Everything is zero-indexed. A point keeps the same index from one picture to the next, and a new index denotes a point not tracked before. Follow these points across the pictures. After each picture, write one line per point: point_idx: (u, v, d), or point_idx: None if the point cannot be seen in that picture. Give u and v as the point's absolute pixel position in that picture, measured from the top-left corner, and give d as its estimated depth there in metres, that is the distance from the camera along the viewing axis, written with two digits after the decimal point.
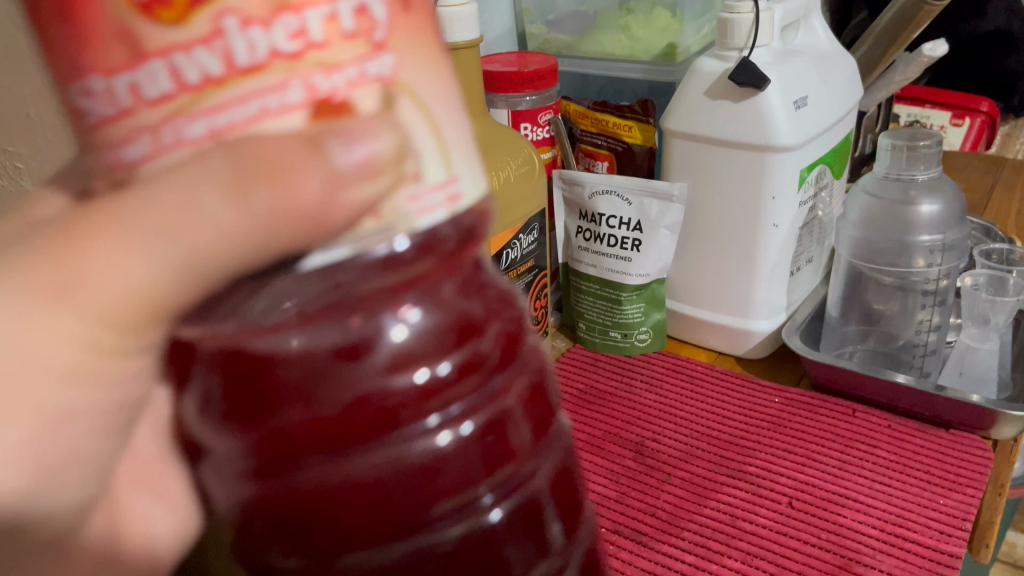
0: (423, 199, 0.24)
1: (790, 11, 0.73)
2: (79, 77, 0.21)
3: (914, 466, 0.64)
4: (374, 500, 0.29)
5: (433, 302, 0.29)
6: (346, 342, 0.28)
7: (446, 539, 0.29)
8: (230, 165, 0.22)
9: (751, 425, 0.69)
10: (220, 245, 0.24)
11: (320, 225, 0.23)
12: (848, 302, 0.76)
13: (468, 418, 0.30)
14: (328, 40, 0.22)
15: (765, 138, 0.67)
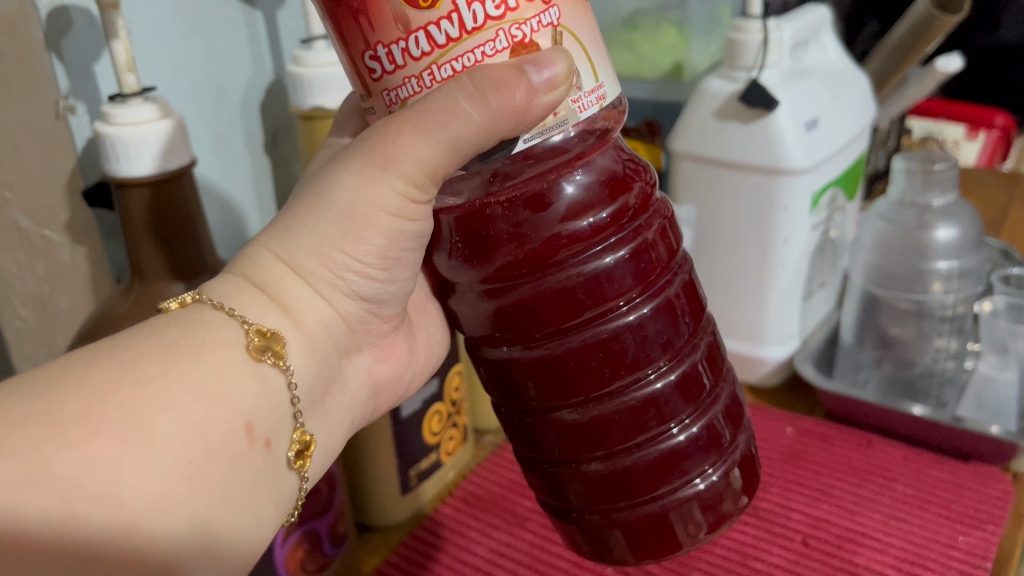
0: (581, 99, 0.36)
1: (800, 30, 0.70)
2: (370, 46, 0.34)
3: (932, 500, 0.61)
4: (571, 302, 0.40)
5: (592, 169, 0.41)
6: (545, 198, 0.40)
7: (624, 324, 0.41)
8: (475, 80, 0.34)
9: (763, 458, 0.67)
10: (478, 127, 0.34)
11: (529, 115, 0.34)
12: (862, 328, 0.74)
13: (625, 246, 0.41)
14: (519, 5, 0.34)
15: (775, 160, 0.65)
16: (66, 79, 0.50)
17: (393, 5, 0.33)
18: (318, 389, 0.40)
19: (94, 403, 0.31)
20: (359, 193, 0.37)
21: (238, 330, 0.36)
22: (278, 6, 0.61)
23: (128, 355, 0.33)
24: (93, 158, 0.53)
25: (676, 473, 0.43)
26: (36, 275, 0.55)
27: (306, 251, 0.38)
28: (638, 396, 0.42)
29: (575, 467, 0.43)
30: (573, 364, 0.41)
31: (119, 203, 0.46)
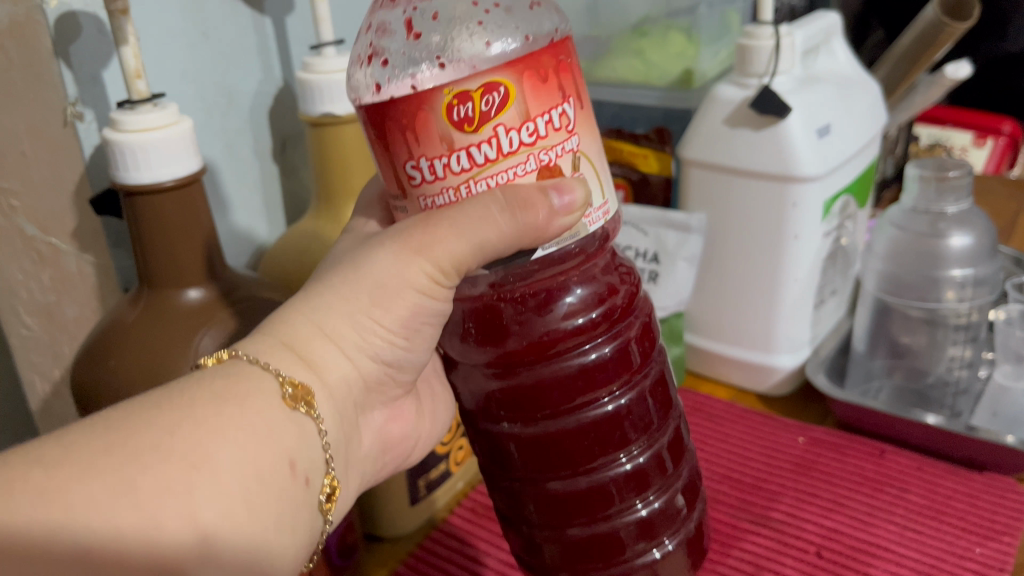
0: (591, 215, 0.39)
1: (811, 36, 0.70)
2: (413, 157, 0.37)
3: (947, 511, 0.60)
4: (563, 389, 0.45)
5: (591, 281, 0.45)
6: (549, 304, 0.44)
7: (605, 412, 0.46)
8: (504, 196, 0.37)
9: (774, 468, 0.66)
10: (503, 237, 0.37)
11: (546, 233, 0.38)
12: (874, 337, 0.74)
13: (609, 344, 0.46)
14: (549, 132, 0.37)
15: (787, 168, 0.65)
16: (75, 86, 0.49)
17: (439, 126, 0.36)
18: (342, 444, 0.41)
19: (164, 434, 0.32)
20: (392, 269, 0.39)
21: (273, 382, 0.37)
22: (287, 11, 0.60)
23: (186, 396, 0.34)
24: (102, 165, 0.52)
25: (640, 545, 0.47)
26: (43, 283, 0.55)
27: (336, 319, 0.39)
28: (610, 476, 0.46)
29: (550, 531, 0.48)
30: (563, 442, 0.46)
31: (127, 210, 0.46)
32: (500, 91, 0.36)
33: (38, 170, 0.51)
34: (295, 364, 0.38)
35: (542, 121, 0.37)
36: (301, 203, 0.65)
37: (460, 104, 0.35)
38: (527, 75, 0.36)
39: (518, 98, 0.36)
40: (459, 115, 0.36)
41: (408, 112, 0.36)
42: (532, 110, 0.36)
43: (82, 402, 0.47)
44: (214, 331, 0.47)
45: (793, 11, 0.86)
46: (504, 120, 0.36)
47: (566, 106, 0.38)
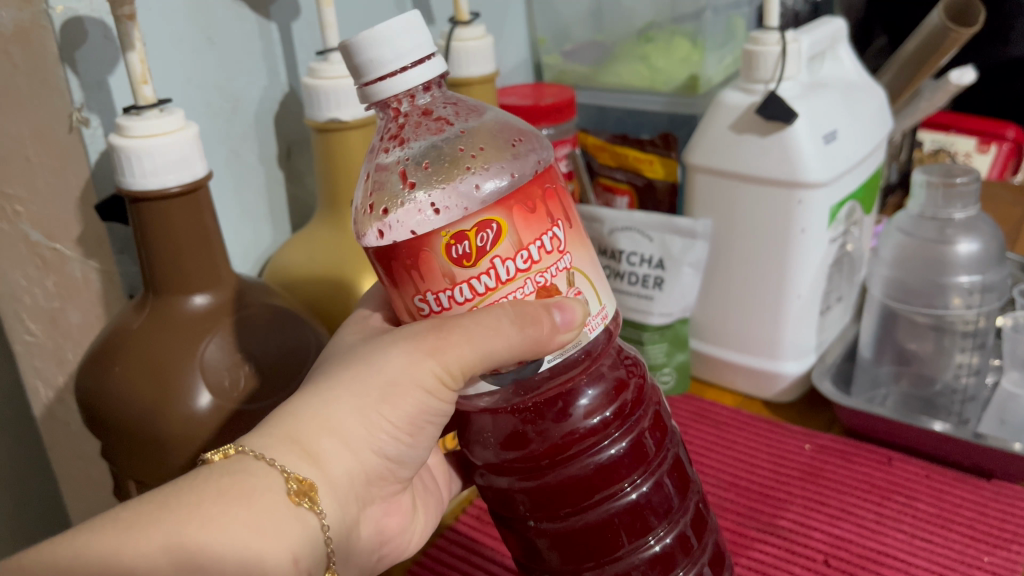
0: (592, 321, 0.40)
1: (817, 42, 0.70)
2: (419, 291, 0.38)
3: (955, 519, 0.60)
4: (588, 485, 0.46)
5: (600, 378, 0.46)
6: (565, 408, 0.45)
7: (628, 501, 0.46)
8: (513, 308, 0.37)
9: (781, 475, 0.66)
10: (512, 347, 0.37)
11: (547, 347, 0.38)
12: (881, 343, 0.74)
13: (625, 438, 0.46)
14: (544, 255, 0.38)
15: (794, 175, 0.64)
16: (81, 91, 0.49)
17: (441, 263, 0.37)
18: (343, 537, 0.40)
19: (169, 539, 0.32)
20: (404, 369, 0.39)
21: (278, 479, 0.36)
22: (294, 17, 0.60)
23: (196, 493, 0.34)
24: (107, 172, 0.51)
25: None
26: (47, 289, 0.55)
27: (345, 413, 0.38)
28: (641, 560, 0.46)
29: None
30: (593, 535, 0.46)
31: (133, 216, 0.46)
32: (494, 227, 0.36)
33: (43, 176, 0.51)
34: (301, 459, 0.37)
35: (536, 247, 0.38)
36: (306, 209, 0.65)
37: (458, 243, 0.36)
38: (517, 210, 0.37)
39: (511, 230, 0.37)
40: (458, 253, 0.36)
41: (410, 252, 0.37)
42: (525, 238, 0.37)
43: (87, 409, 0.47)
44: (220, 337, 0.47)
45: (798, 16, 0.86)
46: (500, 252, 0.37)
47: (556, 230, 0.38)
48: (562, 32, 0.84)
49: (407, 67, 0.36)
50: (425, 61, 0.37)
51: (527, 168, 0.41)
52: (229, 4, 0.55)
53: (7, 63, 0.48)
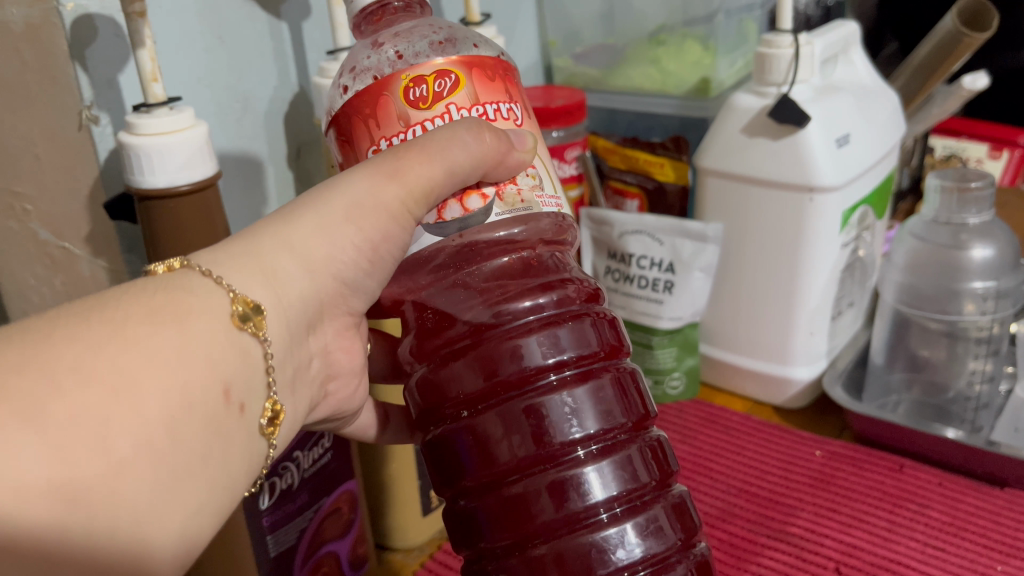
0: (544, 198, 0.41)
1: (829, 46, 0.70)
2: (373, 141, 0.39)
3: (968, 528, 0.59)
4: (510, 369, 0.42)
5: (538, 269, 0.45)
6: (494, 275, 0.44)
7: (554, 400, 0.41)
8: (467, 125, 0.38)
9: (792, 481, 0.65)
10: (469, 156, 0.38)
11: (496, 172, 0.39)
12: (893, 350, 0.73)
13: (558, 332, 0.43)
14: (498, 119, 0.40)
15: (807, 178, 0.64)
16: (90, 89, 0.48)
17: (397, 106, 0.39)
18: (290, 367, 0.38)
19: (86, 355, 0.29)
20: (368, 192, 0.38)
21: (223, 298, 0.34)
22: (305, 17, 0.60)
23: (118, 312, 0.31)
24: (117, 169, 0.51)
25: (604, 563, 0.40)
26: (55, 288, 0.55)
27: (308, 235, 0.38)
28: (567, 476, 0.41)
29: (505, 554, 0.41)
30: (510, 430, 0.41)
31: (141, 213, 0.46)
32: (452, 77, 0.39)
33: (51, 174, 0.51)
34: (252, 280, 0.36)
35: (491, 108, 0.40)
36: None
37: (416, 86, 0.39)
38: (476, 69, 0.40)
39: (468, 84, 0.39)
40: (415, 96, 0.39)
41: (368, 97, 0.39)
42: (481, 96, 0.40)
43: None
44: None
45: (810, 21, 0.86)
46: (455, 101, 0.39)
47: (513, 104, 0.41)
48: (573, 34, 0.83)
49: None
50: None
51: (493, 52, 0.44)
52: (241, 4, 0.55)
53: (16, 59, 0.48)
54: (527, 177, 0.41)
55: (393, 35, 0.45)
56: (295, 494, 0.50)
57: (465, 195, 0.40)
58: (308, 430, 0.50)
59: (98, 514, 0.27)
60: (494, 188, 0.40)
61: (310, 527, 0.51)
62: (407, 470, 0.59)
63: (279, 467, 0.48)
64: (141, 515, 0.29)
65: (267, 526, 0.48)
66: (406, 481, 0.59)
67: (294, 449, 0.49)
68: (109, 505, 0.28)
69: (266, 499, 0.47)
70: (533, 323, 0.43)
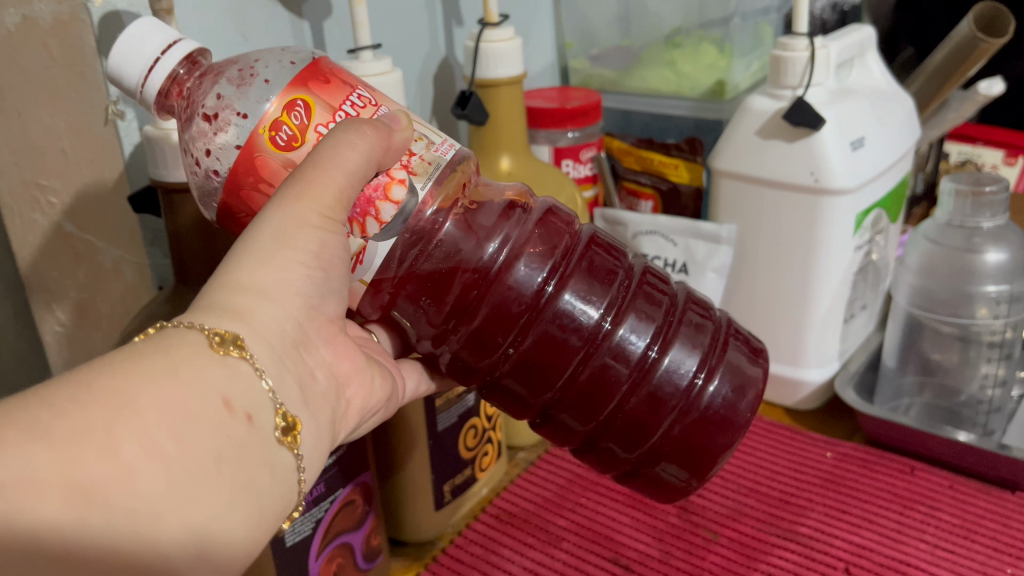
0: (439, 148, 0.41)
1: (845, 49, 0.70)
2: None
3: (978, 531, 0.59)
4: (516, 302, 0.45)
5: (472, 223, 0.46)
6: (458, 250, 0.45)
7: (563, 304, 0.45)
8: (338, 130, 0.37)
9: (801, 482, 0.65)
10: (360, 154, 0.37)
11: (393, 151, 0.39)
12: (905, 352, 0.74)
13: (530, 247, 0.45)
14: (362, 111, 0.40)
15: (820, 181, 0.64)
16: (116, 85, 0.50)
17: (278, 158, 0.38)
18: (294, 384, 0.37)
19: (81, 385, 0.29)
20: (282, 220, 0.36)
21: (199, 335, 0.34)
22: (326, 15, 0.61)
23: (107, 353, 0.32)
24: (141, 165, 0.53)
25: (680, 389, 0.46)
26: (78, 281, 0.56)
27: (249, 269, 0.36)
28: (607, 351, 0.46)
29: (606, 431, 0.47)
30: (547, 345, 0.45)
31: (166, 207, 0.47)
32: (300, 104, 0.38)
33: (76, 168, 0.52)
34: (221, 316, 0.35)
35: (348, 106, 0.39)
36: None
37: (276, 133, 0.38)
38: (312, 83, 0.38)
39: (316, 100, 0.38)
40: (283, 140, 0.38)
41: (245, 167, 0.38)
42: (333, 102, 0.39)
43: None
44: None
45: (826, 25, 0.86)
46: (319, 121, 0.38)
47: (359, 90, 0.40)
48: (589, 37, 0.84)
49: (158, 57, 0.39)
50: (175, 44, 0.40)
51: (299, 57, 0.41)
52: (263, 2, 0.56)
53: (45, 55, 0.49)
54: (416, 143, 0.41)
55: (217, 98, 0.39)
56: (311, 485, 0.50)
57: (388, 190, 0.40)
58: None
59: (115, 514, 0.28)
60: (405, 170, 0.40)
61: (325, 518, 0.52)
62: (422, 465, 0.60)
63: None
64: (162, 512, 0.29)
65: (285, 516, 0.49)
66: (419, 475, 0.60)
67: None
68: (125, 504, 0.28)
69: None
70: (504, 258, 0.45)
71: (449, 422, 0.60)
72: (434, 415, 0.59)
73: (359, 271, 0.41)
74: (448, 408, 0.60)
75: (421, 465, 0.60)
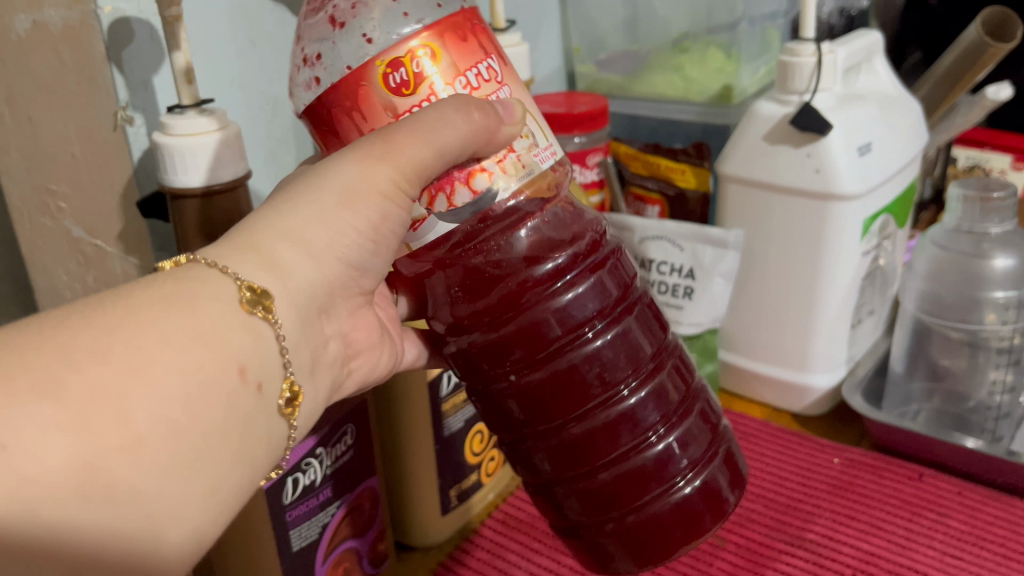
0: (540, 152, 0.42)
1: (853, 54, 0.70)
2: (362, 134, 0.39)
3: (987, 538, 0.59)
4: (550, 328, 0.45)
5: (545, 227, 0.46)
6: (512, 245, 0.45)
7: (593, 349, 0.45)
8: (451, 101, 0.38)
9: (809, 488, 0.65)
10: (458, 135, 0.37)
11: (495, 145, 0.39)
12: (913, 358, 0.73)
13: (583, 283, 0.46)
14: (482, 83, 0.40)
15: (829, 187, 0.64)
16: (126, 90, 0.49)
17: (380, 96, 0.39)
18: (306, 350, 0.39)
19: (101, 337, 0.30)
20: (359, 175, 0.38)
21: (230, 286, 0.35)
22: None
23: (132, 297, 0.32)
24: (150, 170, 0.52)
25: (659, 479, 0.46)
26: (87, 285, 0.56)
27: (304, 219, 0.37)
28: (616, 412, 0.46)
29: (567, 488, 0.47)
30: (557, 384, 0.45)
31: (173, 212, 0.47)
32: (428, 52, 0.39)
33: (87, 172, 0.52)
34: (257, 266, 0.36)
35: (472, 75, 0.40)
36: None
37: (393, 71, 0.38)
38: (449, 37, 0.39)
39: (444, 53, 0.39)
40: (396, 82, 0.38)
41: (348, 90, 0.39)
42: (461, 64, 0.39)
43: None
44: None
45: (833, 30, 0.86)
46: (438, 78, 0.39)
47: (490, 61, 0.41)
48: (597, 42, 0.84)
49: None
50: None
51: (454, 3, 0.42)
52: (273, 8, 0.57)
53: (56, 59, 0.49)
54: (523, 140, 0.41)
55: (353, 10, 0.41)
56: (317, 490, 0.50)
57: (471, 176, 0.40)
58: (331, 428, 0.50)
59: None
60: (497, 164, 0.40)
61: (332, 523, 0.52)
62: (428, 468, 0.59)
63: (302, 463, 0.49)
64: (161, 487, 0.30)
65: (289, 520, 0.49)
66: (426, 480, 0.60)
67: (316, 445, 0.49)
68: (126, 485, 0.29)
69: (289, 495, 0.48)
70: (551, 272, 0.46)
71: (458, 426, 0.60)
72: (444, 420, 0.59)
73: (408, 236, 0.42)
74: (456, 413, 0.60)
75: (428, 469, 0.59)
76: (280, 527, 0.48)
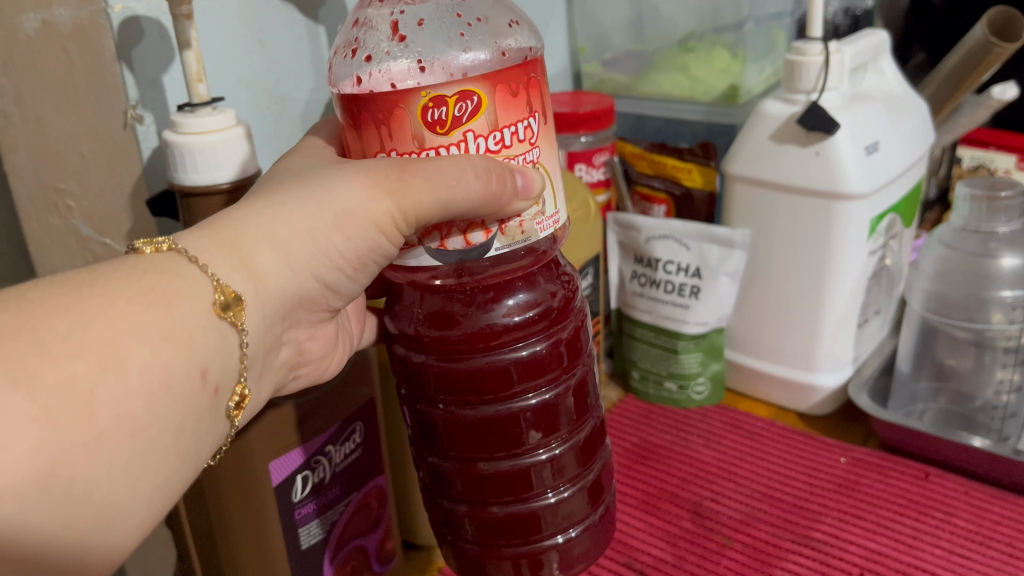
0: (543, 222, 0.42)
1: (859, 54, 0.70)
2: (384, 150, 0.39)
3: (994, 538, 0.59)
4: (497, 377, 0.46)
5: (534, 288, 0.46)
6: (490, 304, 0.45)
7: (528, 405, 0.47)
8: (477, 162, 0.38)
9: (815, 487, 0.65)
10: (469, 199, 0.37)
11: (504, 215, 0.39)
12: (919, 358, 0.74)
13: (541, 343, 0.47)
14: (514, 142, 0.40)
15: (834, 187, 0.64)
16: (136, 89, 0.50)
17: (414, 124, 0.38)
18: (259, 356, 0.40)
19: (76, 327, 0.31)
20: (361, 202, 0.39)
21: (206, 285, 0.36)
22: (340, 21, 0.61)
23: (110, 287, 0.33)
24: (160, 168, 0.53)
25: (544, 527, 0.48)
26: None
27: (295, 229, 0.38)
28: (528, 463, 0.47)
29: (462, 509, 0.49)
30: (489, 428, 0.46)
31: (183, 210, 0.47)
32: (474, 99, 0.38)
33: (94, 172, 0.52)
34: (234, 270, 0.37)
35: (509, 132, 0.39)
36: None
37: (435, 107, 0.37)
38: (500, 89, 0.38)
39: (490, 107, 0.38)
40: (433, 117, 0.38)
41: (383, 106, 0.38)
42: (501, 120, 0.39)
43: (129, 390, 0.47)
44: None
45: (838, 30, 0.86)
46: (473, 127, 0.38)
47: (532, 120, 0.40)
48: (603, 42, 0.84)
49: None
50: None
51: (515, 48, 0.43)
52: (281, 7, 0.57)
53: (64, 60, 0.49)
54: (531, 209, 0.40)
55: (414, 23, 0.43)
56: (326, 488, 0.51)
57: (469, 228, 0.40)
58: (341, 425, 0.51)
59: None
60: (498, 225, 0.40)
61: (341, 520, 0.52)
62: None
63: (312, 460, 0.49)
64: (121, 474, 0.31)
65: (297, 518, 0.49)
66: None
67: (326, 443, 0.50)
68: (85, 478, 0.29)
69: (299, 491, 0.49)
70: (511, 326, 0.45)
71: None
72: None
73: (393, 255, 0.42)
74: None
75: None
76: (287, 524, 0.49)
